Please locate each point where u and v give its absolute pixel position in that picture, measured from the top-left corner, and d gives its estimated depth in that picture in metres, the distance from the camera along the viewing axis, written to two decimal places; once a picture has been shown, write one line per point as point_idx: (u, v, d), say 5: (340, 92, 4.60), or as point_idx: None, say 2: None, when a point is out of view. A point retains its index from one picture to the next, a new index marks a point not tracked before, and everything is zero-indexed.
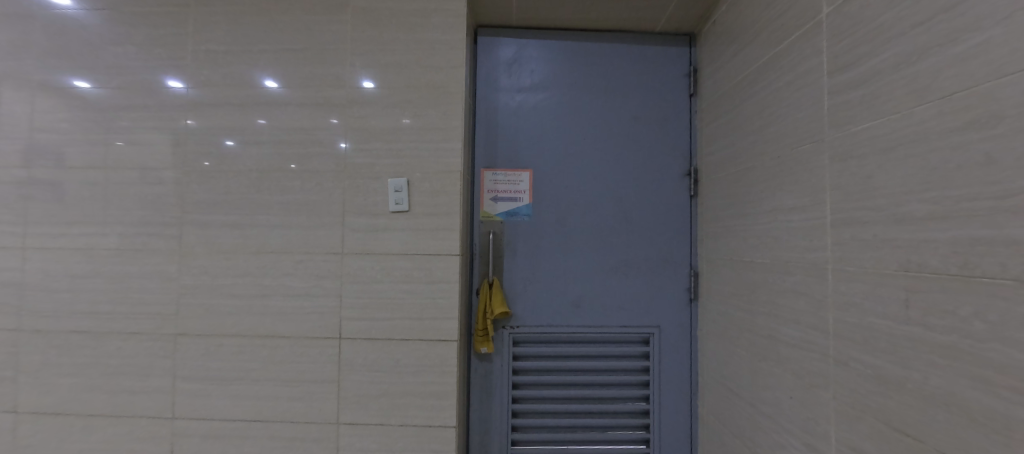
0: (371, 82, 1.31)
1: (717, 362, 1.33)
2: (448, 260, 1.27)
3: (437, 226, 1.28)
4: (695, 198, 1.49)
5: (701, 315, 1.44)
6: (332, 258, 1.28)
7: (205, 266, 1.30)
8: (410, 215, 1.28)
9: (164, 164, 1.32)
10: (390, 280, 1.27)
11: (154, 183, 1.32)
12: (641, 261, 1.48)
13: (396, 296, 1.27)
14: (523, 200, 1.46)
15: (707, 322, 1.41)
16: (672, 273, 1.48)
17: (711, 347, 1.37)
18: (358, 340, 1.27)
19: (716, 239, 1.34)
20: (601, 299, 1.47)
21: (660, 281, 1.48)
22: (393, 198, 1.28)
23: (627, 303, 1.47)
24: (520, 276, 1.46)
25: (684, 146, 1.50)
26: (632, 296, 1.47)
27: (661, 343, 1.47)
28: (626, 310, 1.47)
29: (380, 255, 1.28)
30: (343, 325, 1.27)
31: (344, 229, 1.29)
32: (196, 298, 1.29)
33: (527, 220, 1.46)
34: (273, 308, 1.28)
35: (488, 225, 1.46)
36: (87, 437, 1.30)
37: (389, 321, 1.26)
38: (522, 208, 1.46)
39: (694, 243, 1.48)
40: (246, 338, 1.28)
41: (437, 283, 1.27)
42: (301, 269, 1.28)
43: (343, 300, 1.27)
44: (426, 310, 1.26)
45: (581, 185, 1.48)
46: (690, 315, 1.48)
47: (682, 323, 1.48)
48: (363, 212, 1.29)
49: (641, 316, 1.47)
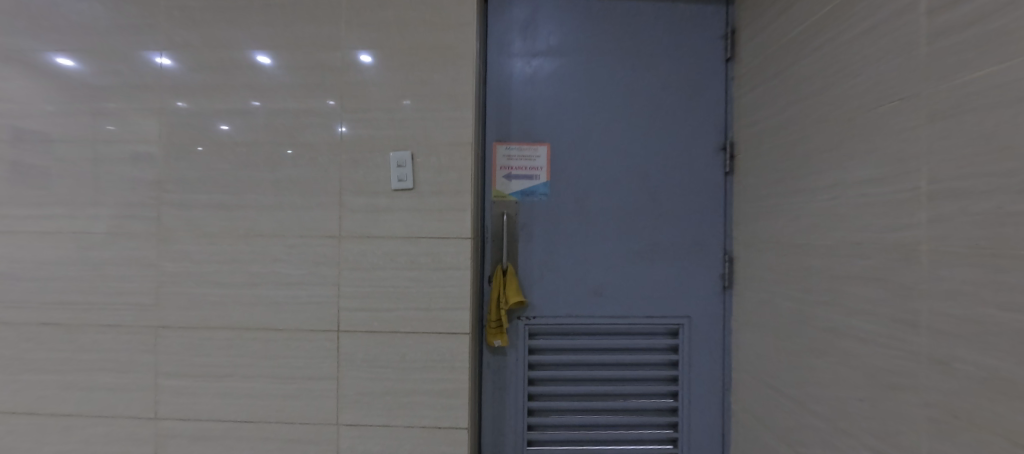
0: (369, 56, 1.15)
1: (756, 355, 1.20)
2: (458, 244, 1.13)
3: (446, 206, 1.14)
4: (730, 175, 1.34)
5: (736, 305, 1.31)
6: (329, 242, 1.15)
7: (187, 251, 1.16)
8: (415, 194, 1.14)
9: (139, 137, 1.18)
10: (393, 267, 1.14)
11: (129, 159, 1.18)
12: (670, 245, 1.34)
13: (401, 285, 1.14)
14: (540, 178, 1.32)
15: (744, 312, 1.28)
16: (704, 258, 1.34)
17: (749, 339, 1.25)
18: (359, 334, 1.14)
19: (756, 220, 1.20)
20: (626, 287, 1.33)
21: (690, 267, 1.34)
22: (395, 175, 1.14)
23: (655, 291, 1.34)
24: (536, 263, 1.32)
25: (719, 118, 1.34)
26: (660, 284, 1.34)
27: (691, 335, 1.34)
28: (653, 299, 1.34)
29: (382, 239, 1.14)
30: (342, 317, 1.14)
31: (341, 210, 1.15)
32: (178, 288, 1.16)
33: (544, 200, 1.32)
34: (263, 298, 1.15)
35: (501, 207, 1.32)
36: (64, 440, 1.18)
37: (392, 312, 1.14)
38: (538, 187, 1.32)
39: (729, 225, 1.34)
40: (234, 331, 1.15)
41: (446, 270, 1.13)
42: (294, 255, 1.15)
43: (341, 289, 1.14)
44: (435, 300, 1.13)
45: (604, 162, 1.33)
46: (723, 304, 1.35)
47: (715, 314, 1.35)
48: (362, 191, 1.15)
49: (669, 305, 1.34)
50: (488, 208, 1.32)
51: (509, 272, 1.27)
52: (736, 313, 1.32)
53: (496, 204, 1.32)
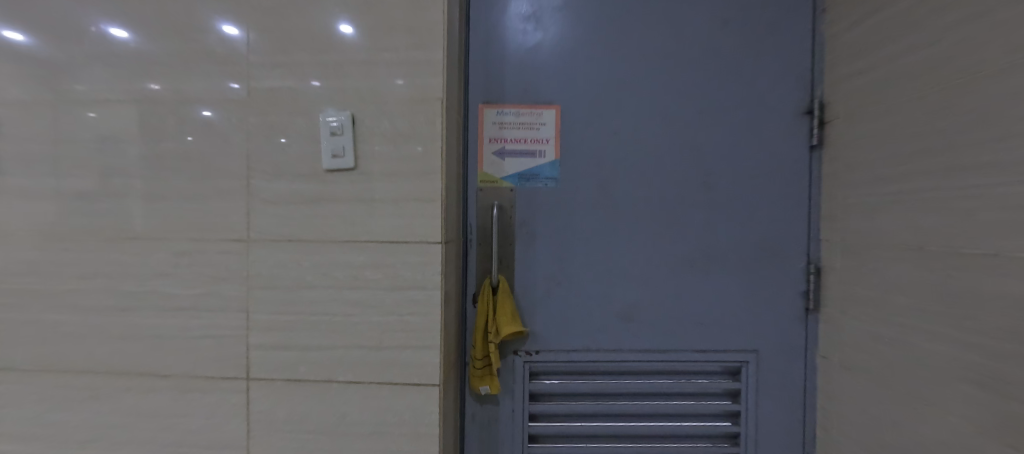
0: (348, 29, 0.76)
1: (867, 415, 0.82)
2: (423, 251, 0.75)
3: (404, 194, 0.75)
4: (817, 150, 0.94)
5: (827, 335, 0.92)
6: (233, 249, 0.77)
7: (31, 260, 0.80)
8: (358, 177, 0.76)
9: None
10: (326, 285, 0.76)
11: None
12: (730, 250, 0.95)
13: (337, 312, 0.76)
14: (546, 156, 0.93)
15: (841, 348, 0.88)
16: (778, 268, 0.95)
17: (850, 388, 0.86)
18: (277, 383, 0.77)
19: (872, 216, 0.80)
20: (667, 308, 0.95)
21: (757, 281, 0.95)
22: (327, 148, 0.75)
23: (707, 314, 0.95)
24: (541, 276, 0.93)
25: (803, 69, 0.94)
26: (714, 305, 0.95)
27: (758, 376, 0.96)
28: (705, 325, 0.95)
29: (310, 243, 0.76)
30: (252, 358, 0.77)
31: (249, 200, 0.77)
32: (21, 312, 0.80)
33: (552, 186, 0.93)
34: (138, 330, 0.78)
35: (489, 196, 0.92)
36: None
37: (326, 353, 0.76)
38: (544, 169, 0.93)
39: (814, 221, 0.95)
40: (100, 377, 0.79)
41: (404, 291, 0.75)
42: (181, 267, 0.78)
43: (251, 317, 0.77)
44: (388, 336, 0.76)
45: (638, 133, 0.94)
46: (804, 332, 0.96)
47: (791, 346, 0.96)
48: (278, 173, 0.77)
49: (728, 334, 0.95)
50: (470, 199, 0.93)
51: (502, 290, 0.89)
52: (825, 347, 0.93)
53: (482, 192, 0.92)
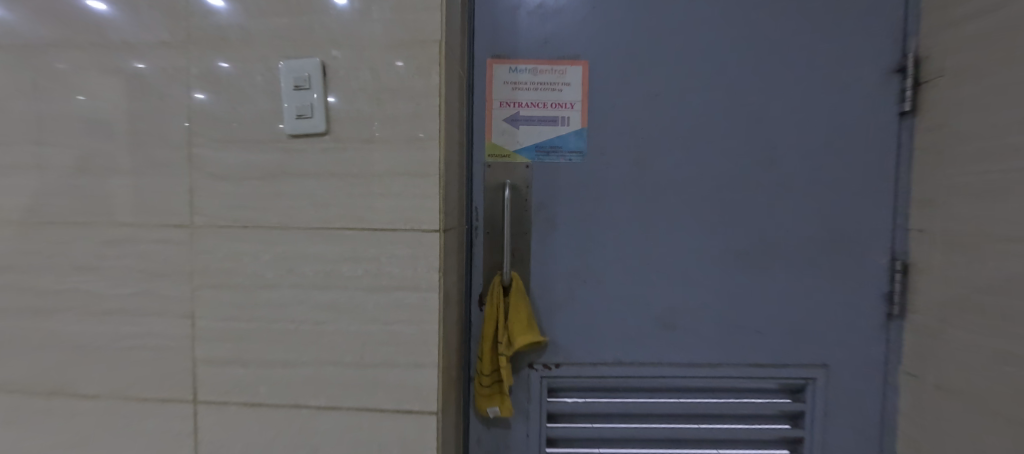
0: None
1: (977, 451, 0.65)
2: (415, 243, 0.58)
3: (389, 167, 0.57)
4: (910, 117, 0.75)
5: (916, 348, 0.75)
6: (172, 237, 0.60)
7: None
8: (331, 145, 0.58)
9: None
10: (290, 285, 0.59)
11: None
12: (797, 243, 0.77)
13: (305, 319, 0.59)
14: (571, 124, 0.74)
15: (937, 365, 0.71)
16: (855, 264, 0.77)
17: (950, 415, 0.69)
18: (231, 408, 0.61)
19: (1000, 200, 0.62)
20: (717, 313, 0.77)
21: (829, 281, 0.77)
22: (290, 106, 0.57)
23: (766, 321, 0.78)
24: (563, 273, 0.75)
25: (896, 14, 0.74)
26: (775, 309, 0.78)
27: (826, 395, 0.79)
28: (763, 334, 0.78)
29: (269, 232, 0.59)
30: (200, 376, 0.61)
31: (192, 175, 0.60)
32: None
33: (576, 162, 0.75)
34: (57, 339, 0.62)
35: (500, 174, 0.74)
36: None
37: (292, 370, 0.60)
38: (568, 140, 0.75)
39: (902, 207, 0.76)
40: (12, 396, 0.63)
41: (391, 293, 0.58)
42: (108, 260, 0.61)
43: (197, 324, 0.61)
44: (371, 351, 0.59)
45: (686, 96, 0.75)
46: (885, 343, 0.78)
47: (866, 358, 0.79)
48: (227, 139, 0.59)
49: (792, 345, 0.78)
50: (476, 177, 0.75)
51: (516, 291, 0.71)
52: (911, 361, 0.76)
53: (490, 169, 0.74)
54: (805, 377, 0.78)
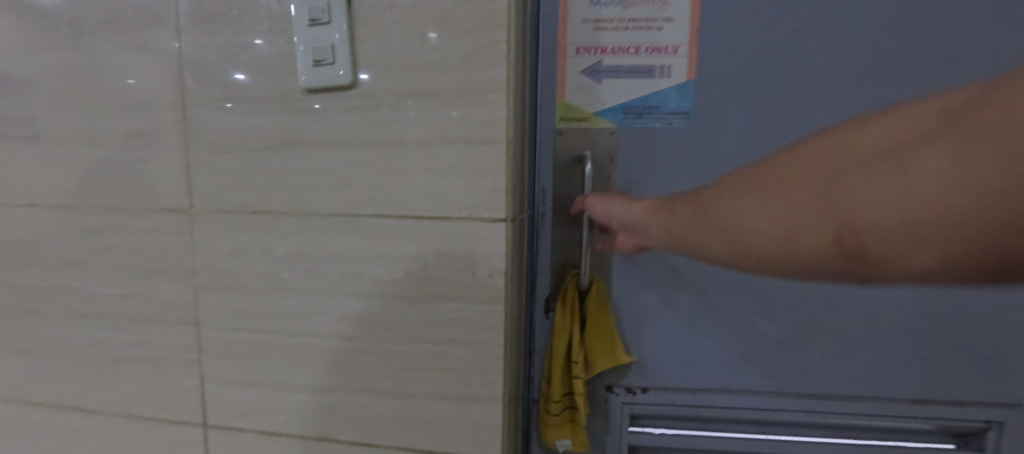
0: None
1: None
2: (473, 237, 0.42)
3: (438, 132, 0.41)
4: None
5: None
6: (169, 225, 0.48)
7: None
8: (359, 103, 0.42)
9: None
10: (311, 290, 0.45)
11: None
12: None
13: (331, 333, 0.46)
14: (674, 76, 0.54)
15: None
16: None
17: None
18: (247, 436, 0.49)
19: None
20: (870, 334, 0.56)
21: None
22: (306, 50, 0.42)
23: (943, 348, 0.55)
24: (655, 273, 0.58)
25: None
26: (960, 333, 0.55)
27: None
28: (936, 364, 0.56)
29: (283, 219, 0.45)
30: (210, 396, 0.50)
31: (187, 145, 0.46)
32: None
33: (679, 127, 0.55)
34: (51, 344, 0.52)
35: (574, 144, 0.57)
36: None
37: (316, 396, 0.47)
38: (668, 97, 0.55)
39: None
40: (13, 406, 0.55)
41: (440, 304, 0.43)
42: (97, 253, 0.50)
43: (202, 334, 0.49)
44: (415, 377, 0.45)
45: (851, 28, 0.51)
46: None
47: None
48: (228, 98, 0.45)
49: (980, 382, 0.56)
50: (542, 148, 0.58)
51: (595, 296, 0.56)
52: None
53: (562, 137, 0.57)
54: (992, 422, 0.57)
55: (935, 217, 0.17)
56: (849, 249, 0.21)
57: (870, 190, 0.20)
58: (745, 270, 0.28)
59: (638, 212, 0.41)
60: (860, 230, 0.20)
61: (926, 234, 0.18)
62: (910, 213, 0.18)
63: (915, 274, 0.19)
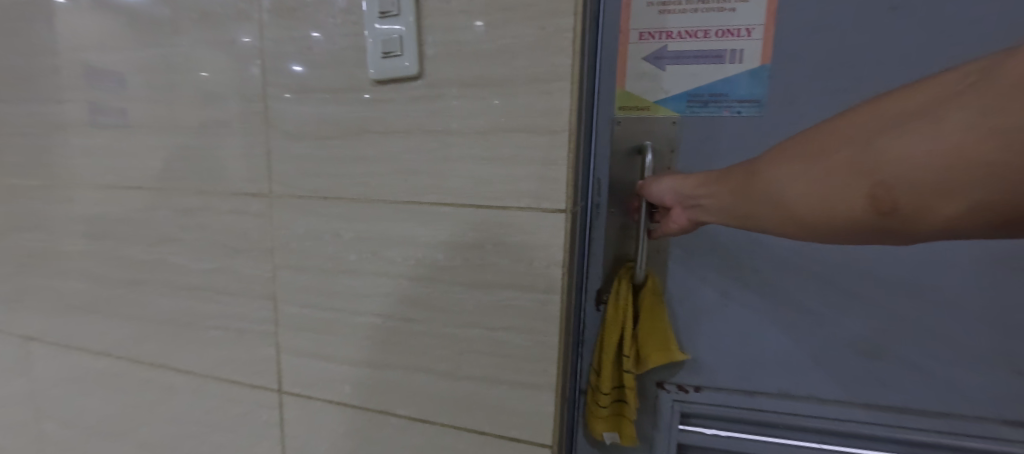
0: None
1: None
2: (532, 227, 0.42)
3: (500, 122, 0.42)
4: None
5: None
6: (251, 208, 0.52)
7: (42, 212, 0.63)
8: (424, 94, 0.44)
9: None
10: (375, 272, 0.48)
11: None
12: None
13: (393, 314, 0.48)
14: (745, 61, 0.51)
15: None
16: None
17: None
18: (316, 404, 0.54)
19: None
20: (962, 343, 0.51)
21: None
22: (375, 42, 0.44)
23: None
24: (714, 270, 0.56)
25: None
26: None
27: None
28: None
29: (351, 205, 0.48)
30: (284, 365, 0.54)
31: (267, 134, 0.50)
32: (37, 276, 0.66)
33: (747, 117, 0.52)
34: (153, 311, 0.59)
35: (633, 133, 0.55)
36: None
37: (378, 372, 0.50)
38: (738, 85, 0.52)
39: None
40: (122, 362, 0.63)
41: (497, 291, 0.44)
42: (190, 231, 0.55)
43: (279, 309, 0.53)
44: (471, 361, 0.46)
45: (961, 1, 0.45)
46: None
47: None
48: (304, 89, 0.48)
49: None
50: (598, 138, 0.57)
51: (650, 292, 0.54)
52: None
53: (620, 127, 0.56)
54: None
55: (963, 171, 0.21)
56: (884, 204, 0.25)
57: (903, 151, 0.23)
58: (788, 232, 0.32)
59: (689, 187, 0.42)
60: (891, 184, 0.24)
61: (944, 187, 0.22)
62: (939, 169, 0.22)
63: (945, 221, 0.23)
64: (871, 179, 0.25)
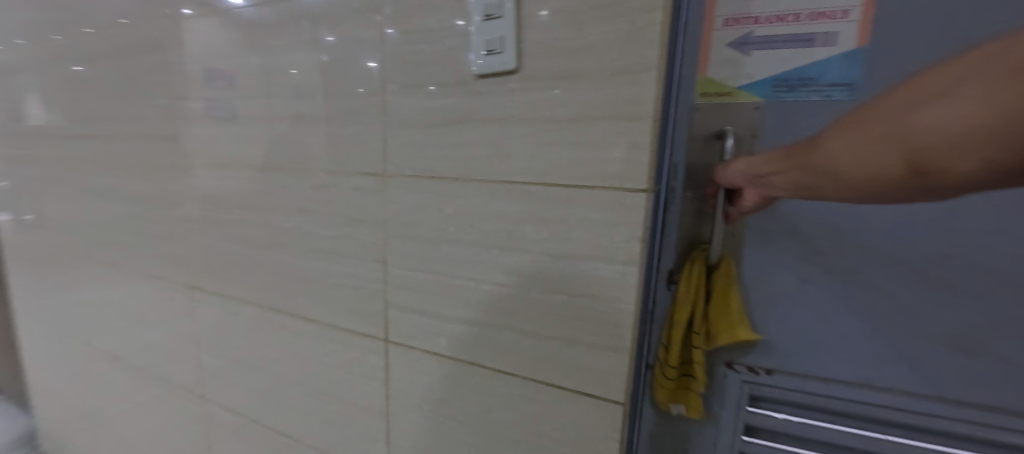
0: None
1: None
2: (615, 205, 0.47)
3: (589, 110, 0.47)
4: None
5: None
6: (368, 185, 0.62)
7: (206, 187, 0.79)
8: (520, 85, 0.50)
9: (139, 11, 0.79)
10: (471, 242, 0.56)
11: (138, 48, 0.82)
12: None
13: (485, 279, 0.56)
14: (839, 44, 0.50)
15: None
16: None
17: None
18: (415, 353, 0.63)
19: None
20: None
21: None
22: (478, 40, 0.50)
23: None
24: (795, 252, 0.56)
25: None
26: None
27: None
28: None
29: (452, 183, 0.56)
30: (390, 319, 0.64)
31: (383, 123, 0.59)
32: (200, 238, 0.82)
33: (837, 100, 0.52)
34: (287, 269, 0.73)
35: (712, 120, 0.58)
36: (135, 395, 1.05)
37: (469, 328, 0.58)
38: (831, 68, 0.51)
39: None
40: (262, 310, 0.77)
41: (579, 262, 0.50)
42: (318, 204, 0.67)
43: (388, 271, 0.63)
44: (553, 323, 0.52)
45: None
46: None
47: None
48: (416, 83, 0.56)
49: None
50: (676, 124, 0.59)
51: (723, 274, 0.57)
52: None
53: (700, 113, 0.58)
54: None
55: (975, 134, 0.23)
56: (918, 168, 0.27)
57: (926, 121, 0.25)
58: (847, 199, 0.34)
59: (756, 165, 0.44)
60: (920, 153, 0.26)
61: (962, 149, 0.24)
62: (958, 135, 0.24)
63: (971, 178, 0.25)
64: (903, 148, 0.27)
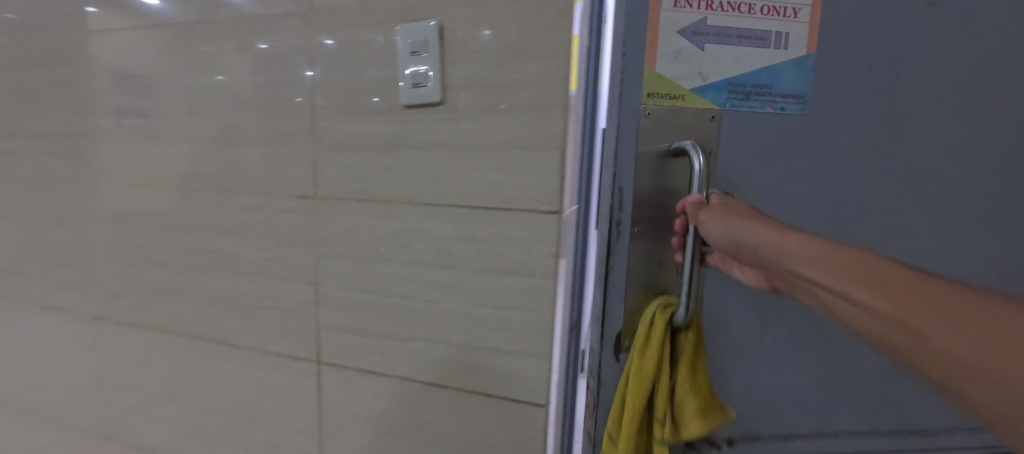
0: None
1: None
2: (532, 225, 0.52)
3: (508, 140, 0.52)
4: None
5: None
6: (298, 207, 0.63)
7: (116, 209, 0.74)
8: (446, 116, 0.54)
9: (37, 21, 0.74)
10: (403, 261, 0.58)
11: (37, 60, 0.76)
12: None
13: (418, 296, 0.58)
14: (791, 47, 0.48)
15: None
16: None
17: None
18: (349, 373, 0.64)
19: None
20: None
21: None
22: (406, 74, 0.54)
23: None
24: (749, 293, 0.53)
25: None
26: None
27: None
28: None
29: (383, 205, 0.58)
30: (323, 340, 0.65)
31: (314, 146, 0.61)
32: (108, 264, 0.77)
33: (791, 110, 0.49)
34: (211, 294, 0.70)
35: (667, 136, 0.50)
36: (25, 443, 0.93)
37: (402, 344, 0.60)
38: (783, 77, 0.49)
39: None
40: (182, 339, 0.73)
41: (503, 277, 0.54)
42: (247, 226, 0.66)
43: (321, 292, 0.64)
44: (481, 335, 0.56)
45: None
46: None
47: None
48: (346, 110, 0.58)
49: None
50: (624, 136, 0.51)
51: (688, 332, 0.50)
52: None
53: (650, 118, 0.50)
54: None
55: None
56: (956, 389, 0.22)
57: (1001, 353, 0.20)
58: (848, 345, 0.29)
59: (751, 243, 0.37)
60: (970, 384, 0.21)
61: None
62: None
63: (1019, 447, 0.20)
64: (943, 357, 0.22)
